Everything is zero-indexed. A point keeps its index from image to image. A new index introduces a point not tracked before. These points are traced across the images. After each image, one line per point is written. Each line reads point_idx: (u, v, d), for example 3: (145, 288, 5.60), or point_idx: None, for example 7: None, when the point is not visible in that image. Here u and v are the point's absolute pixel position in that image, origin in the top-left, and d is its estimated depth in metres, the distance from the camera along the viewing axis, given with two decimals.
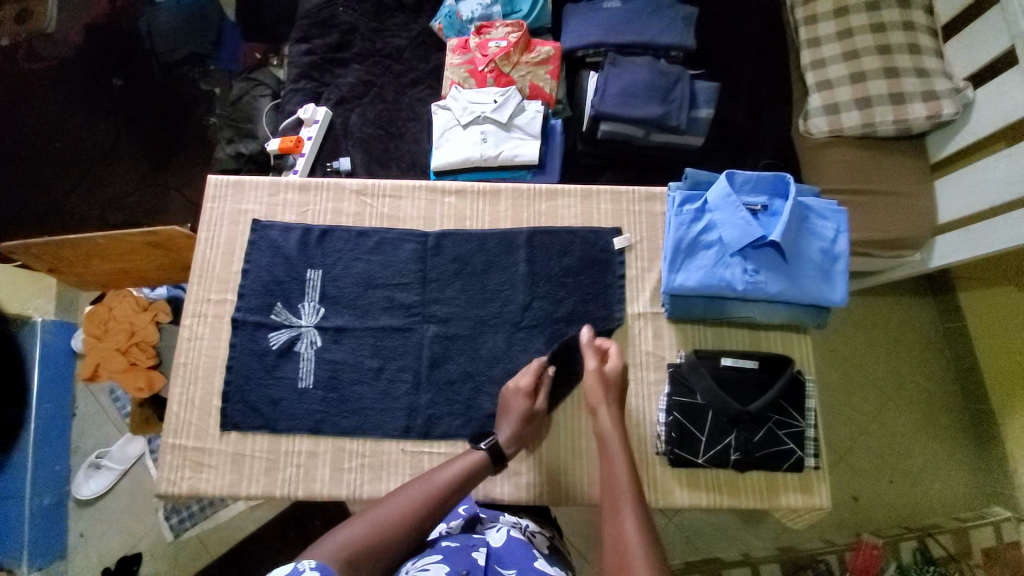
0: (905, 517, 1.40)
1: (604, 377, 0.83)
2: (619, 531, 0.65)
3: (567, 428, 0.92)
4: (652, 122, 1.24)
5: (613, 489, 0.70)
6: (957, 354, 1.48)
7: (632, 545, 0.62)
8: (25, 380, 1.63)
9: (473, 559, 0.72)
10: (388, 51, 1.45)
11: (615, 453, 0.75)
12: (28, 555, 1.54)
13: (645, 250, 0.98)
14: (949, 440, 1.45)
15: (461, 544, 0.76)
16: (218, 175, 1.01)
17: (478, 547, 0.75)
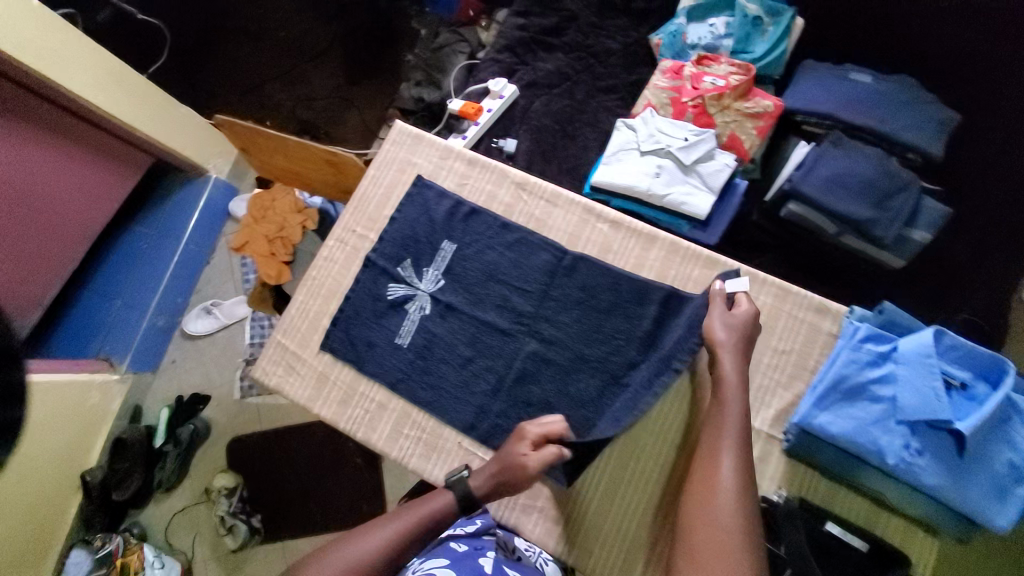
0: None
1: (725, 332, 0.79)
2: (718, 504, 0.66)
3: (625, 503, 0.86)
4: (852, 223, 1.08)
5: (716, 461, 0.70)
6: None
7: (730, 521, 0.65)
8: (185, 219, 1.89)
9: (478, 564, 0.77)
10: (598, 50, 1.41)
11: (727, 423, 0.73)
12: (130, 359, 1.81)
13: (788, 363, 0.87)
14: None
15: (470, 547, 0.81)
16: (405, 124, 1.06)
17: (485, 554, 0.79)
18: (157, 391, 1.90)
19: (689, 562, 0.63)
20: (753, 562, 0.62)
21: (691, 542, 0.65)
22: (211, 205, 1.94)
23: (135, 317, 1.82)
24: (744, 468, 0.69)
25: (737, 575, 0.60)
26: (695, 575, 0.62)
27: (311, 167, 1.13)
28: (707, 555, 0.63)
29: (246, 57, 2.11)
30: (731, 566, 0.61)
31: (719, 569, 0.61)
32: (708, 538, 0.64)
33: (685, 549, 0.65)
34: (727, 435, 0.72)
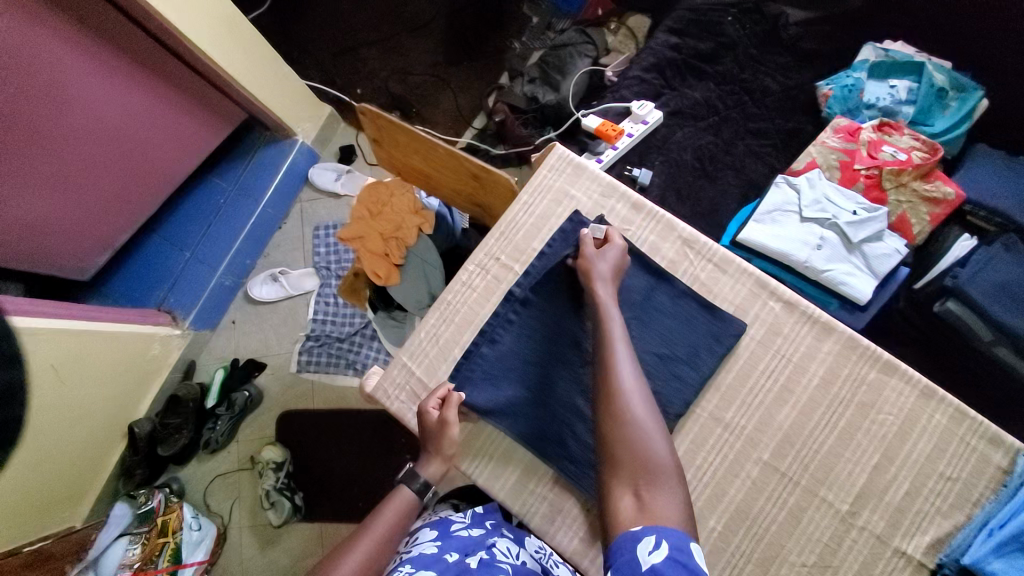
0: None
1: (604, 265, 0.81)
2: (625, 410, 0.66)
3: None
4: (1010, 334, 0.99)
5: (610, 370, 0.70)
6: None
7: (643, 423, 0.65)
8: (266, 182, 1.81)
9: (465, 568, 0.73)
10: (753, 87, 1.30)
11: (612, 332, 0.74)
12: (193, 316, 1.77)
13: (953, 491, 0.81)
14: None
15: (462, 552, 0.78)
16: (567, 149, 0.97)
17: (476, 556, 0.76)
18: (212, 349, 1.87)
19: (611, 470, 0.64)
20: (668, 455, 0.63)
21: (607, 451, 0.65)
22: (292, 168, 1.86)
23: (202, 274, 1.76)
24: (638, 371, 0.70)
25: (656, 471, 0.62)
26: (618, 482, 0.63)
27: (456, 179, 1.06)
28: (627, 459, 0.63)
29: (349, 17, 2.01)
30: (653, 464, 0.62)
31: (639, 470, 0.62)
32: (622, 448, 0.64)
33: (603, 461, 0.65)
34: (616, 343, 0.73)
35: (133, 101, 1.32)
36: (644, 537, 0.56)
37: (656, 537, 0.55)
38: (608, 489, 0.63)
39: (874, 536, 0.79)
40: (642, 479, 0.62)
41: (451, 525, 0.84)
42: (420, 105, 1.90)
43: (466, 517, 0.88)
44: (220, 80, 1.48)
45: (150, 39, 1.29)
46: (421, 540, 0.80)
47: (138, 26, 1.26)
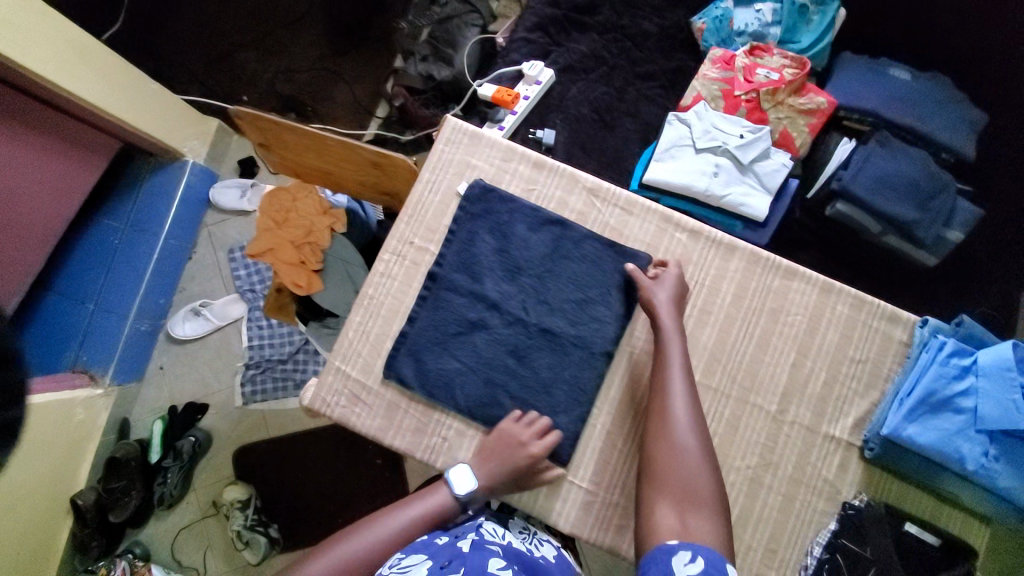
0: None
1: (665, 299, 0.83)
2: (674, 439, 0.71)
3: None
4: (895, 223, 1.11)
5: (666, 397, 0.75)
6: None
7: (686, 446, 0.70)
8: (162, 211, 1.67)
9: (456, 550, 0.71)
10: (633, 32, 1.33)
11: (673, 364, 0.78)
12: (114, 371, 1.62)
13: (864, 371, 0.89)
14: None
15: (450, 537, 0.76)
16: (459, 119, 0.96)
17: (466, 539, 0.74)
18: (145, 403, 1.73)
19: (654, 488, 0.68)
20: (712, 482, 0.68)
21: (652, 469, 0.70)
22: (190, 193, 1.73)
23: (114, 324, 1.62)
24: (690, 399, 0.75)
25: (698, 494, 0.66)
26: (661, 499, 0.67)
27: (352, 170, 1.01)
28: (672, 483, 0.68)
29: (215, 19, 1.85)
30: (696, 491, 0.67)
31: (683, 492, 0.67)
32: (668, 469, 0.69)
33: (650, 479, 0.70)
34: (673, 373, 0.77)
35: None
36: (679, 551, 0.59)
37: (692, 551, 0.58)
38: (652, 506, 0.67)
39: (803, 426, 0.88)
40: (687, 501, 0.66)
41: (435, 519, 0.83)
42: (314, 104, 1.81)
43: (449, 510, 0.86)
44: (84, 112, 1.34)
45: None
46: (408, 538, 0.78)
47: None
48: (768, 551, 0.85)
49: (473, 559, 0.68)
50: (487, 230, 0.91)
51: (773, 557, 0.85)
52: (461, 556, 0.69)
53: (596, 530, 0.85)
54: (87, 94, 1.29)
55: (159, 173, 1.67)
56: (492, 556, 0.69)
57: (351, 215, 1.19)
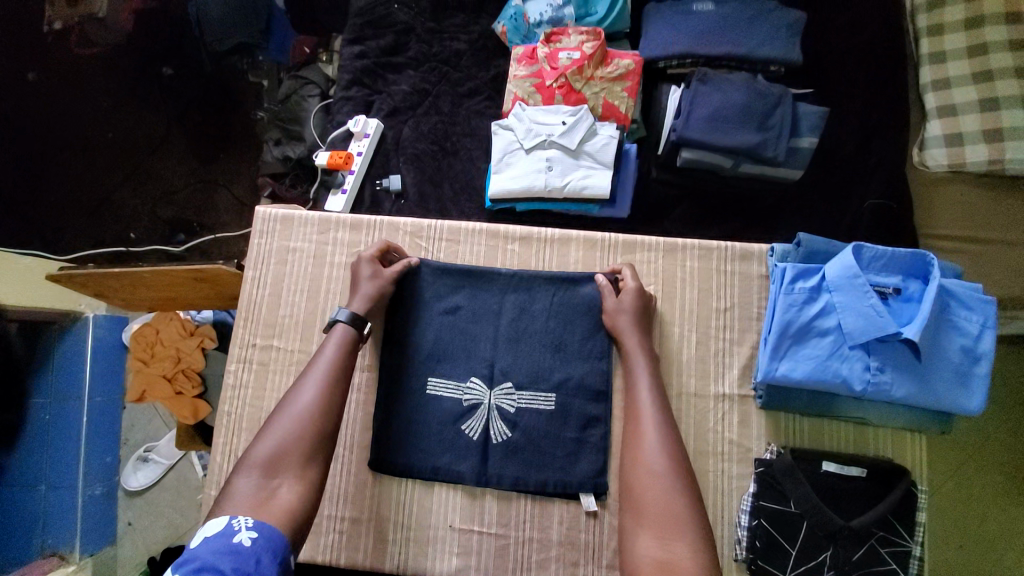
0: None
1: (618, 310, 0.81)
2: (648, 454, 0.68)
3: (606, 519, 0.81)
4: (743, 152, 1.08)
5: (637, 412, 0.73)
6: None
7: (660, 461, 0.67)
8: (82, 373, 1.55)
9: None
10: (447, 56, 1.33)
11: (641, 378, 0.75)
12: (81, 543, 1.51)
13: (735, 318, 0.84)
14: None
15: None
16: (267, 208, 0.95)
17: None
18: (127, 561, 1.61)
19: (634, 520, 0.65)
20: (691, 506, 0.64)
21: (634, 499, 0.66)
22: (103, 345, 1.61)
23: (69, 497, 1.50)
24: (661, 405, 0.73)
25: (682, 516, 0.63)
26: (642, 529, 0.64)
27: (186, 289, 1.01)
28: (649, 509, 0.64)
29: (79, 173, 1.82)
30: (673, 517, 0.63)
31: (663, 517, 0.63)
32: (649, 494, 0.65)
33: (630, 509, 0.67)
34: (640, 385, 0.75)
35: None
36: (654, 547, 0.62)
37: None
38: (632, 538, 0.64)
39: (690, 394, 0.82)
40: (666, 528, 0.62)
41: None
42: (199, 218, 1.81)
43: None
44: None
45: None
46: None
47: None
48: None
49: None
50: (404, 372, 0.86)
51: None
52: None
53: (516, 573, 0.81)
54: None
55: (66, 337, 1.52)
56: None
57: (222, 325, 1.17)
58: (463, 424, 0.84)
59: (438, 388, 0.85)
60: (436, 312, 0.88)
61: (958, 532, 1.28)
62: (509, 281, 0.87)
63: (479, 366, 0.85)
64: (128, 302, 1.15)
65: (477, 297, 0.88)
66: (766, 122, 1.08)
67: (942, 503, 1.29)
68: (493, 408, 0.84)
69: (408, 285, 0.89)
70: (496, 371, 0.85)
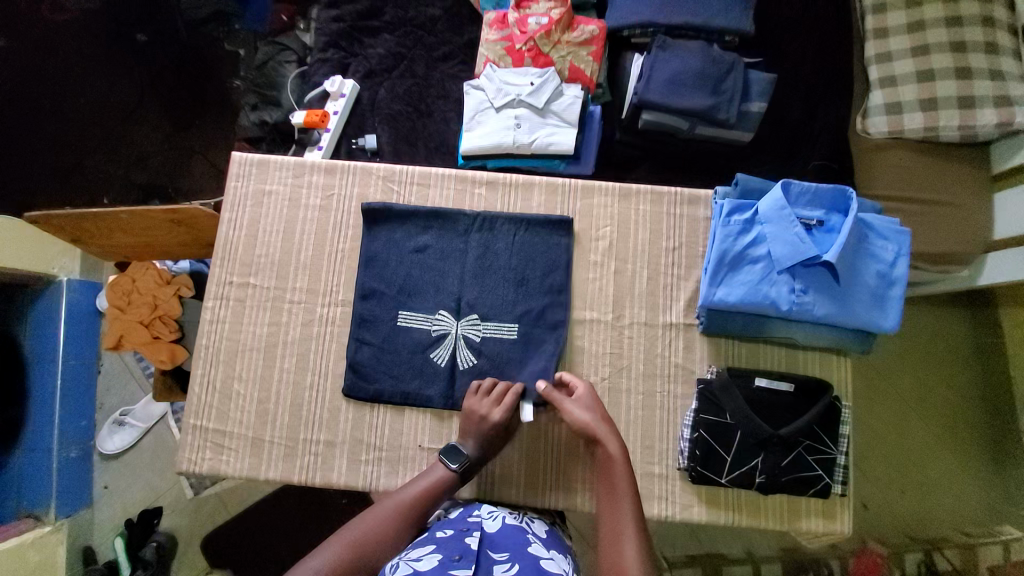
0: (914, 529, 1.36)
1: (591, 417, 0.81)
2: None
3: (561, 435, 0.89)
4: (697, 115, 1.16)
5: (614, 529, 0.71)
6: (987, 367, 1.43)
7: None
8: (54, 337, 1.53)
9: (466, 545, 0.71)
10: (422, 21, 1.37)
11: (621, 492, 0.75)
12: (57, 504, 1.48)
13: (682, 256, 0.92)
14: (960, 446, 1.40)
15: (455, 530, 0.76)
16: (243, 152, 0.98)
17: (472, 534, 0.74)
18: (103, 524, 1.58)
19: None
20: None
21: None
22: (76, 310, 1.59)
23: (42, 460, 1.49)
24: (638, 522, 0.71)
25: None
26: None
27: (164, 234, 1.05)
28: None
29: (48, 138, 1.80)
30: None
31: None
32: None
33: None
34: (622, 508, 0.73)
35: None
36: None
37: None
38: None
39: (642, 324, 0.91)
40: None
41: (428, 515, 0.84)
42: (174, 184, 1.78)
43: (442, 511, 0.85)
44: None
45: None
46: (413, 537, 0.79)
47: None
48: (645, 448, 0.88)
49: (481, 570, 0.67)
50: (375, 307, 0.92)
51: (652, 451, 0.88)
52: (473, 551, 0.70)
53: (480, 485, 0.89)
54: None
55: (38, 300, 1.54)
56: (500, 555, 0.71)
57: (199, 275, 1.20)
58: (432, 354, 0.90)
59: (408, 320, 0.91)
60: (406, 251, 0.93)
61: (892, 471, 1.39)
62: (474, 221, 0.94)
63: (447, 299, 0.91)
64: (105, 250, 1.18)
65: (445, 237, 0.94)
66: (719, 87, 1.16)
67: (872, 441, 1.41)
68: (460, 338, 0.90)
69: (381, 223, 0.94)
70: (463, 304, 0.91)
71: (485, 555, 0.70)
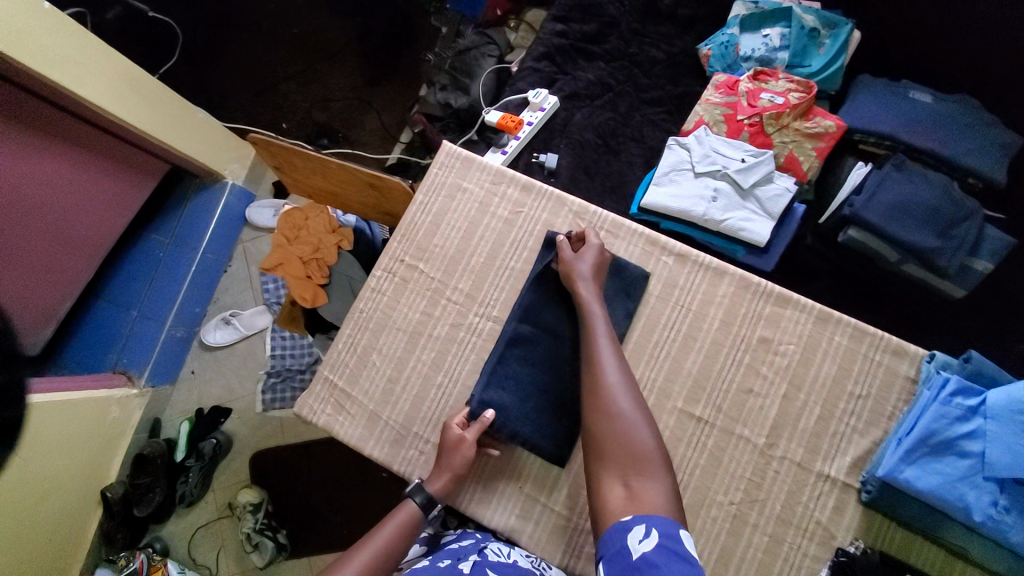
0: None
1: (584, 264, 0.85)
2: (613, 407, 0.69)
3: None
4: (914, 252, 1.03)
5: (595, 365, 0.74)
6: None
7: (629, 416, 0.68)
8: (202, 227, 1.63)
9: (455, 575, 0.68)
10: (641, 60, 1.35)
11: (599, 331, 0.78)
12: (150, 372, 1.57)
13: (865, 408, 0.82)
14: None
15: (453, 559, 0.74)
16: (453, 145, 1.01)
17: (467, 560, 0.72)
18: (177, 404, 1.67)
19: (601, 462, 0.67)
20: (655, 445, 0.66)
21: (598, 448, 0.68)
22: (228, 212, 1.69)
23: (153, 331, 1.58)
24: (614, 347, 0.76)
25: (640, 462, 0.65)
26: (608, 471, 0.66)
27: (355, 189, 1.10)
28: (614, 456, 0.66)
29: (256, 52, 1.92)
30: (638, 455, 0.65)
31: (626, 462, 0.65)
32: (610, 443, 0.67)
33: (596, 456, 0.68)
34: (601, 340, 0.77)
35: (58, 176, 1.22)
36: (634, 526, 0.58)
37: (647, 525, 0.57)
38: (599, 483, 0.66)
39: (795, 463, 0.81)
40: (631, 472, 0.64)
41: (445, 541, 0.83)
42: (345, 130, 1.86)
43: (456, 537, 0.83)
44: (137, 138, 1.36)
45: (43, 102, 1.17)
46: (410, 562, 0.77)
47: (33, 96, 1.14)
48: None
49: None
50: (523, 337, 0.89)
51: None
52: None
53: (565, 555, 0.84)
54: (131, 119, 1.29)
55: (200, 194, 1.64)
56: None
57: (358, 233, 1.27)
58: (563, 410, 0.85)
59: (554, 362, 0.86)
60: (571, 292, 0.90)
61: None
62: (652, 289, 0.90)
63: None
64: (295, 181, 1.27)
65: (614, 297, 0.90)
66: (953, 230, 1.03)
67: None
68: None
69: (560, 257, 0.92)
70: None
71: (480, 573, 0.69)
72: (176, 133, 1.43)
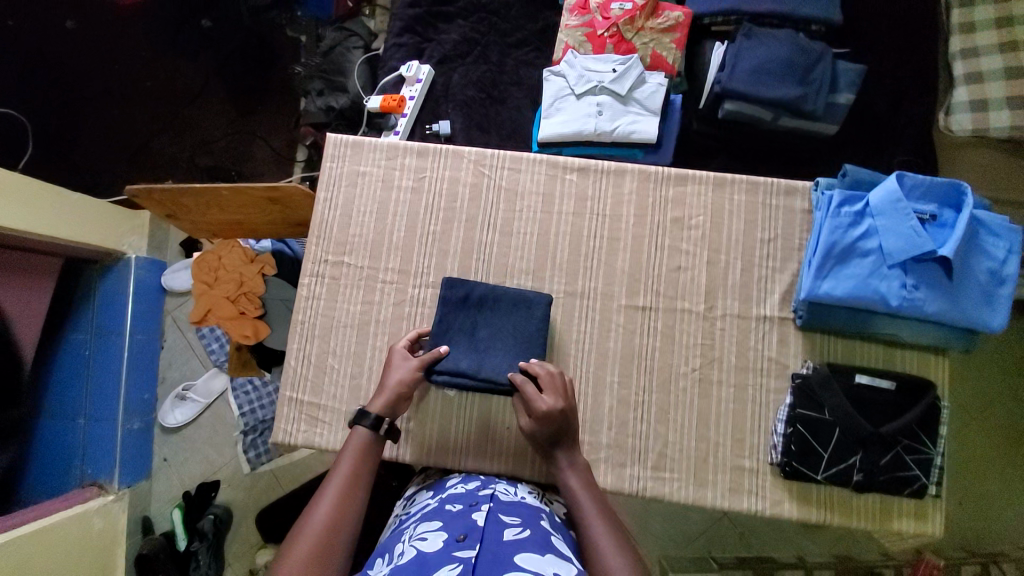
0: (973, 543, 1.28)
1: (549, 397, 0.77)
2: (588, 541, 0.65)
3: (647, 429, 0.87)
4: (782, 105, 1.13)
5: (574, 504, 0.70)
6: None
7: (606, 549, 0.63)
8: (121, 311, 1.52)
9: (472, 523, 0.65)
10: (495, 7, 1.37)
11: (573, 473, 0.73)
12: (119, 474, 1.48)
13: (778, 248, 0.91)
14: None
15: (465, 504, 0.73)
16: (338, 135, 1.00)
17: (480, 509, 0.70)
18: (161, 494, 1.59)
19: None
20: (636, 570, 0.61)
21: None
22: (143, 286, 1.59)
23: (106, 430, 1.48)
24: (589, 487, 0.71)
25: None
26: None
27: (255, 211, 1.10)
28: None
29: (112, 119, 1.78)
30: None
31: None
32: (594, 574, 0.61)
33: None
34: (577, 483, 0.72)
35: None
36: None
37: None
38: None
39: (734, 316, 0.89)
40: None
41: (448, 481, 0.84)
42: (235, 166, 1.79)
43: (459, 478, 0.84)
44: (16, 239, 1.25)
45: None
46: (421, 509, 0.76)
47: None
48: (736, 442, 0.86)
49: (490, 534, 0.63)
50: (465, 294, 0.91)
51: (743, 445, 0.86)
52: (478, 529, 0.64)
53: None
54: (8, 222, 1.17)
55: (107, 276, 1.53)
56: (505, 520, 0.67)
57: (279, 255, 1.25)
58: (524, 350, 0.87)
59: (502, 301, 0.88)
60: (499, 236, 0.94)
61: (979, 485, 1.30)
62: (568, 206, 0.95)
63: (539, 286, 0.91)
64: (195, 224, 1.24)
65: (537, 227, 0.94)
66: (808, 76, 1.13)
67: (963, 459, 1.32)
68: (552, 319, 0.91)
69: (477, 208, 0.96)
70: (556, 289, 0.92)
71: (494, 518, 0.67)
72: (61, 222, 1.32)
